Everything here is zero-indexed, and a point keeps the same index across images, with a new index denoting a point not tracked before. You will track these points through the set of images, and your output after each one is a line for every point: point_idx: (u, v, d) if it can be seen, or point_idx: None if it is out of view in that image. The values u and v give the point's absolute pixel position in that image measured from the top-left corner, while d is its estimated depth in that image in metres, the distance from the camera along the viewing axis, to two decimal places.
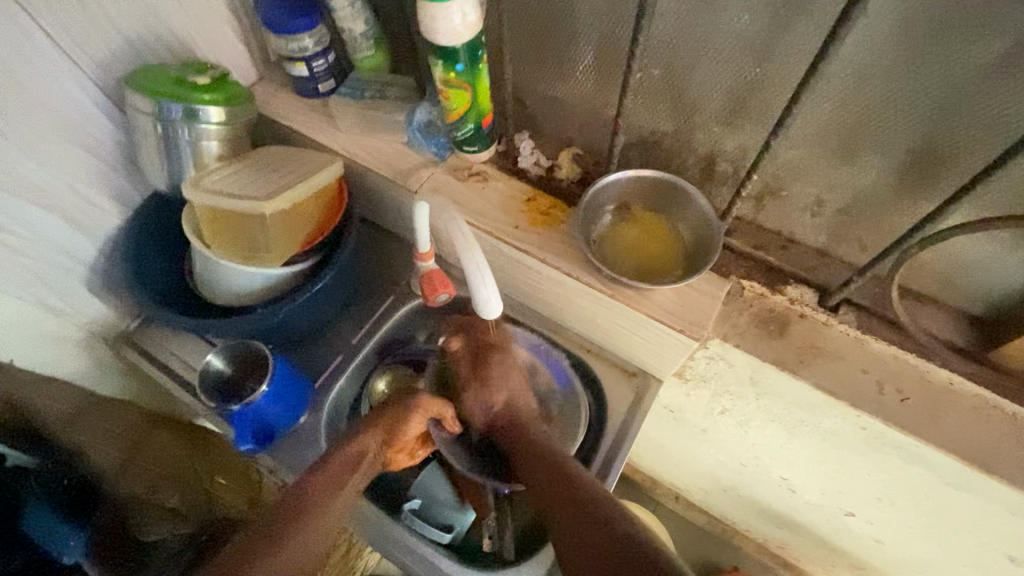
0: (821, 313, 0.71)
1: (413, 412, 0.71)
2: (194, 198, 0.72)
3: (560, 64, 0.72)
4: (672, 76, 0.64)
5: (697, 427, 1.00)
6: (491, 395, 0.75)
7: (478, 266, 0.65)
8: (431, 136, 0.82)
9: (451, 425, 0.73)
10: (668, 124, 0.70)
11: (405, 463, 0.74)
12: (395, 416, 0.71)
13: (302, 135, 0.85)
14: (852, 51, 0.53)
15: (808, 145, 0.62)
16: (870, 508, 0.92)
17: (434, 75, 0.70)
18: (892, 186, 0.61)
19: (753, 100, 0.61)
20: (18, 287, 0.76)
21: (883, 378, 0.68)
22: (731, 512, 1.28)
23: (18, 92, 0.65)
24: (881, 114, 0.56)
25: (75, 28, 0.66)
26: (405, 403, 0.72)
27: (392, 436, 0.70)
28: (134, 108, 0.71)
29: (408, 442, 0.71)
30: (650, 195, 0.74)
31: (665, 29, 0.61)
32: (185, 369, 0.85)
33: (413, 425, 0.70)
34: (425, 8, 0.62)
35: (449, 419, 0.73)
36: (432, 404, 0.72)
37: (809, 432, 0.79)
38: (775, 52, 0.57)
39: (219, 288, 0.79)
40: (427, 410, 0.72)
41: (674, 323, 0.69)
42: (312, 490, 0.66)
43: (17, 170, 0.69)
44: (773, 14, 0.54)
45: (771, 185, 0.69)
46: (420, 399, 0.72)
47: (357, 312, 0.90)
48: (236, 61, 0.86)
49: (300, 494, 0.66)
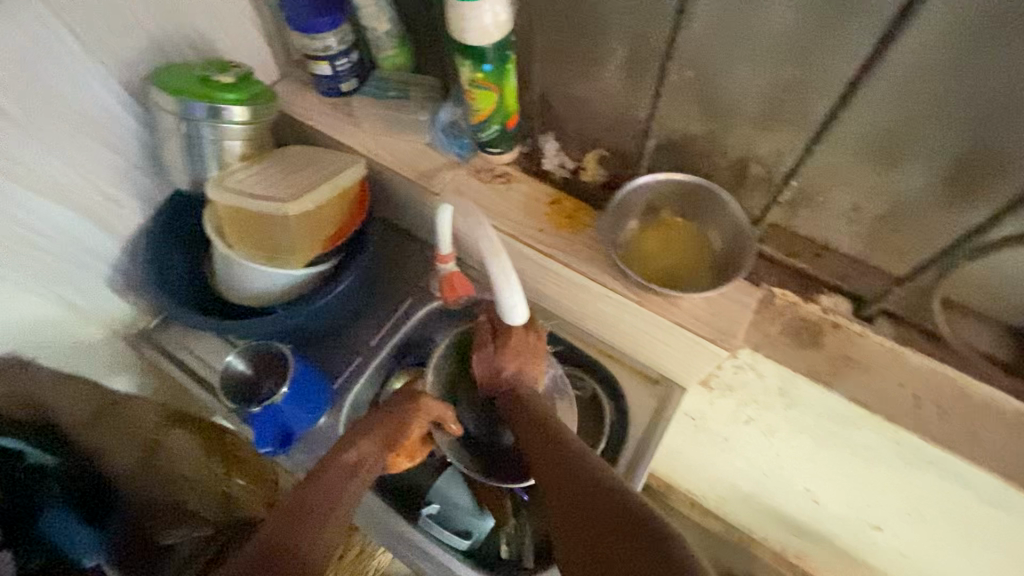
0: (856, 323, 0.69)
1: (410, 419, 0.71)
2: (218, 199, 0.72)
3: (589, 64, 0.71)
4: (706, 77, 0.62)
5: (719, 435, 0.98)
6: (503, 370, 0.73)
7: (505, 272, 0.63)
8: (455, 137, 0.81)
9: (454, 429, 0.75)
10: (700, 127, 0.68)
11: (405, 464, 0.75)
12: (396, 423, 0.70)
13: (324, 135, 0.84)
14: (903, 53, 0.51)
15: (847, 150, 0.60)
16: (899, 522, 0.89)
17: (461, 75, 0.68)
18: (936, 194, 0.58)
19: (791, 103, 0.59)
20: (41, 283, 0.76)
21: (922, 392, 0.65)
22: (749, 521, 1.25)
23: (43, 91, 0.65)
24: (926, 120, 0.54)
25: (100, 25, 0.66)
26: (402, 405, 0.72)
27: (391, 437, 0.70)
28: (159, 107, 0.71)
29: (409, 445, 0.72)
30: (680, 199, 0.73)
31: (702, 29, 0.59)
32: (204, 369, 0.85)
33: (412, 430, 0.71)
34: (455, 6, 0.61)
35: (450, 421, 0.74)
36: (432, 408, 0.72)
37: (839, 444, 0.77)
38: (818, 53, 0.55)
39: (240, 288, 0.79)
40: (428, 413, 0.72)
41: (703, 331, 0.67)
42: (320, 483, 0.65)
43: (41, 168, 0.69)
44: (818, 14, 0.52)
45: (807, 191, 0.66)
46: (417, 407, 0.72)
47: (375, 314, 0.88)
48: (258, 59, 0.85)
49: (314, 487, 0.65)
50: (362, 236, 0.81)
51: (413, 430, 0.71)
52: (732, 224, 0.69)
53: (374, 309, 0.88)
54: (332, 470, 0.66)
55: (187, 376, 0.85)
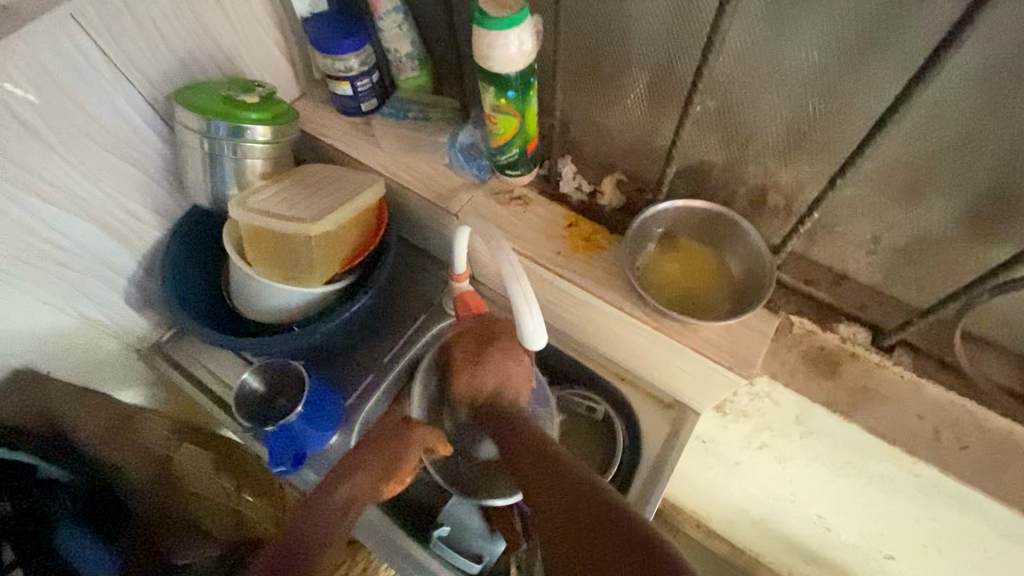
0: (874, 354, 0.69)
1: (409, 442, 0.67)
2: (240, 217, 0.73)
3: (611, 91, 0.71)
4: (730, 107, 0.63)
5: (731, 459, 0.97)
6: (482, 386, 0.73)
7: (524, 295, 0.63)
8: (473, 157, 0.81)
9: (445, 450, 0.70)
10: (720, 155, 0.69)
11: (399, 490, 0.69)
12: (384, 449, 0.67)
13: (343, 154, 0.85)
14: (932, 91, 0.51)
15: (870, 183, 0.60)
16: (912, 552, 0.88)
17: (484, 100, 0.69)
18: (958, 228, 0.59)
19: (814, 135, 0.60)
20: (59, 296, 0.77)
21: (941, 425, 0.65)
22: (757, 545, 1.24)
23: (72, 109, 0.66)
24: (953, 156, 0.54)
25: (131, 46, 0.67)
26: (397, 432, 0.67)
27: (386, 467, 0.66)
28: (183, 125, 0.71)
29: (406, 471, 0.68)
30: (698, 226, 0.73)
31: (728, 61, 0.59)
32: (218, 385, 0.84)
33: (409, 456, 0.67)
34: (483, 34, 0.61)
35: (440, 444, 0.69)
36: (426, 435, 0.69)
37: (855, 473, 0.76)
38: (845, 88, 0.55)
39: (256, 305, 0.79)
40: (420, 441, 0.68)
41: (721, 359, 0.67)
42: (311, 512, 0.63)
43: (65, 184, 0.69)
44: (846, 50, 0.53)
45: (826, 221, 0.67)
46: (415, 432, 0.68)
47: (389, 331, 0.88)
48: (280, 78, 0.86)
49: (307, 519, 0.63)
50: (380, 255, 0.81)
51: (405, 461, 0.67)
52: (752, 252, 0.70)
53: (387, 328, 0.88)
54: (324, 505, 0.64)
55: (200, 391, 0.85)
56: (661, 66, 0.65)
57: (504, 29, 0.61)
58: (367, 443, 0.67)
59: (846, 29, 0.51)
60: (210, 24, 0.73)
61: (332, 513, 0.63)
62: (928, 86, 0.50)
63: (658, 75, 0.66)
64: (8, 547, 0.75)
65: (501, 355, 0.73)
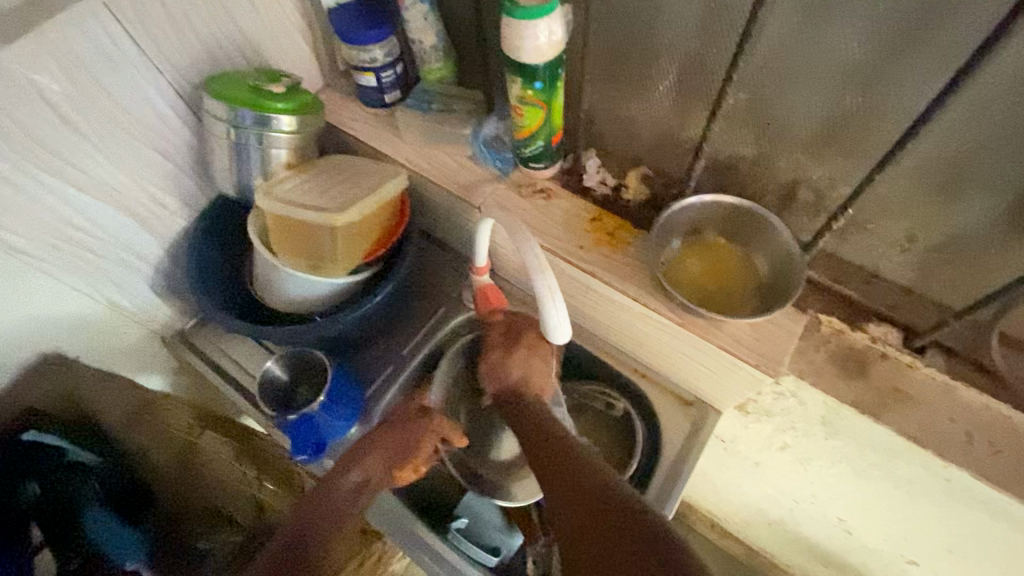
0: (905, 354, 0.68)
1: (426, 432, 0.68)
2: (266, 206, 0.73)
3: (639, 83, 0.71)
4: (762, 101, 0.62)
5: (750, 459, 0.96)
6: (511, 380, 0.72)
7: (550, 289, 0.63)
8: (496, 150, 0.80)
9: (461, 443, 0.70)
10: (749, 149, 0.68)
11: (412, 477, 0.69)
12: (405, 436, 0.68)
13: (366, 145, 0.85)
14: (976, 86, 0.50)
15: (908, 179, 0.59)
16: (936, 558, 0.86)
17: (510, 91, 0.69)
18: (999, 227, 0.57)
19: (849, 129, 0.59)
20: (86, 283, 0.78)
21: (973, 429, 0.63)
22: (772, 545, 1.22)
23: (103, 98, 0.66)
24: (996, 152, 0.52)
25: (160, 35, 0.67)
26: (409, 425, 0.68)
27: (408, 450, 0.67)
28: (209, 114, 0.72)
29: (418, 461, 0.68)
30: (725, 221, 0.72)
31: (762, 53, 0.58)
32: (240, 373, 0.85)
33: (424, 449, 0.68)
34: (512, 24, 0.61)
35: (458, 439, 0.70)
36: (442, 425, 0.69)
37: (880, 476, 0.75)
38: (884, 81, 0.54)
39: (279, 294, 0.79)
40: (436, 430, 0.69)
41: (748, 356, 0.66)
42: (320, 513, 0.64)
43: (94, 172, 0.70)
44: (887, 41, 0.51)
45: (858, 217, 0.65)
46: (432, 420, 0.69)
47: (408, 324, 0.88)
48: (305, 68, 0.86)
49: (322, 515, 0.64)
50: (401, 248, 0.81)
51: (422, 453, 0.68)
52: (781, 249, 0.68)
53: (407, 320, 0.88)
54: (337, 493, 0.65)
55: (222, 379, 0.86)
56: (690, 58, 0.64)
57: (533, 19, 0.60)
58: (395, 428, 0.68)
59: (889, 17, 0.49)
60: (238, 14, 0.73)
61: (346, 498, 0.65)
62: (972, 82, 0.49)
63: (688, 67, 0.65)
64: (36, 527, 0.79)
65: (532, 355, 0.72)
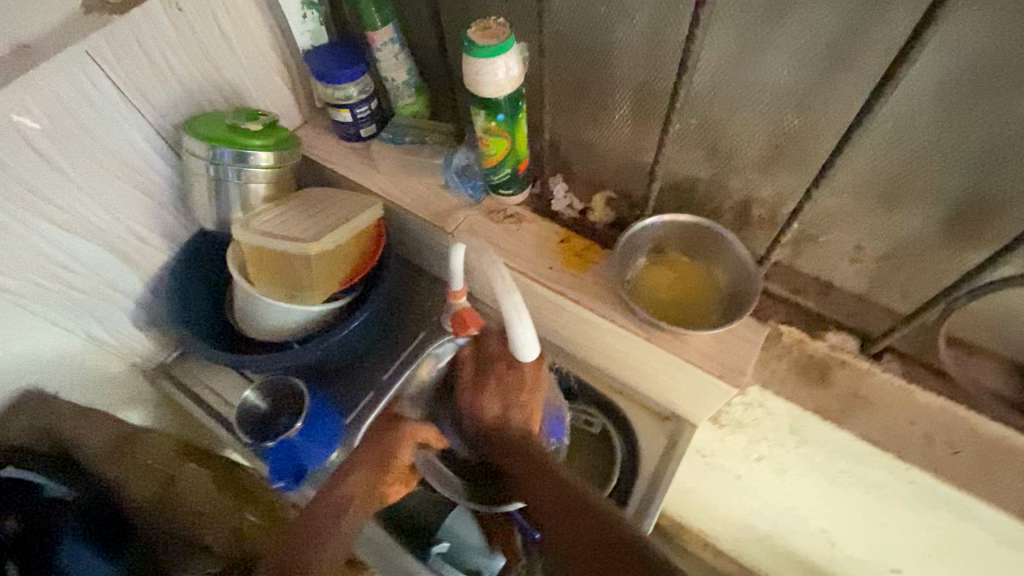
0: (863, 360, 0.70)
1: (405, 441, 0.69)
2: (243, 238, 0.75)
3: (598, 113, 0.75)
4: (709, 126, 0.66)
5: (731, 473, 0.97)
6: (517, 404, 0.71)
7: (517, 308, 0.66)
8: (468, 178, 0.84)
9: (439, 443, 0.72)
10: (703, 171, 0.71)
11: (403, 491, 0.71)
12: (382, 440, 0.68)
13: (343, 177, 0.88)
14: (893, 106, 0.54)
15: (848, 193, 0.63)
16: (919, 565, 0.87)
17: (476, 123, 0.72)
18: (936, 234, 0.61)
19: (790, 149, 0.63)
20: (69, 318, 0.80)
21: (932, 431, 0.65)
22: (764, 562, 1.22)
23: (85, 139, 0.69)
24: (923, 163, 0.56)
25: (141, 79, 0.71)
26: (386, 435, 0.69)
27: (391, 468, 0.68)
28: (189, 152, 0.75)
29: (401, 470, 0.69)
30: (685, 239, 0.75)
31: (704, 81, 0.62)
32: (220, 403, 0.86)
33: (404, 454, 0.69)
34: (471, 63, 0.65)
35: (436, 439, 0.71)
36: (420, 431, 0.70)
37: (852, 482, 0.76)
38: (816, 103, 0.58)
39: (258, 323, 0.81)
40: (411, 438, 0.69)
41: (712, 368, 0.68)
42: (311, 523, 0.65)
43: (75, 210, 0.72)
44: (814, 66, 0.56)
45: (808, 231, 0.69)
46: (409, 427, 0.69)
47: (389, 349, 0.90)
48: (284, 108, 0.90)
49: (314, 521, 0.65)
50: (378, 274, 0.83)
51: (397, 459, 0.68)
52: (739, 263, 0.71)
53: (387, 345, 0.89)
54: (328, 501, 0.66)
55: (203, 410, 0.86)
56: (643, 88, 0.69)
57: (491, 57, 0.64)
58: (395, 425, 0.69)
59: (812, 48, 0.54)
60: (217, 57, 0.77)
61: (333, 510, 0.65)
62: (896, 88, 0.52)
63: (641, 95, 0.70)
64: (13, 563, 0.76)
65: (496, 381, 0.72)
